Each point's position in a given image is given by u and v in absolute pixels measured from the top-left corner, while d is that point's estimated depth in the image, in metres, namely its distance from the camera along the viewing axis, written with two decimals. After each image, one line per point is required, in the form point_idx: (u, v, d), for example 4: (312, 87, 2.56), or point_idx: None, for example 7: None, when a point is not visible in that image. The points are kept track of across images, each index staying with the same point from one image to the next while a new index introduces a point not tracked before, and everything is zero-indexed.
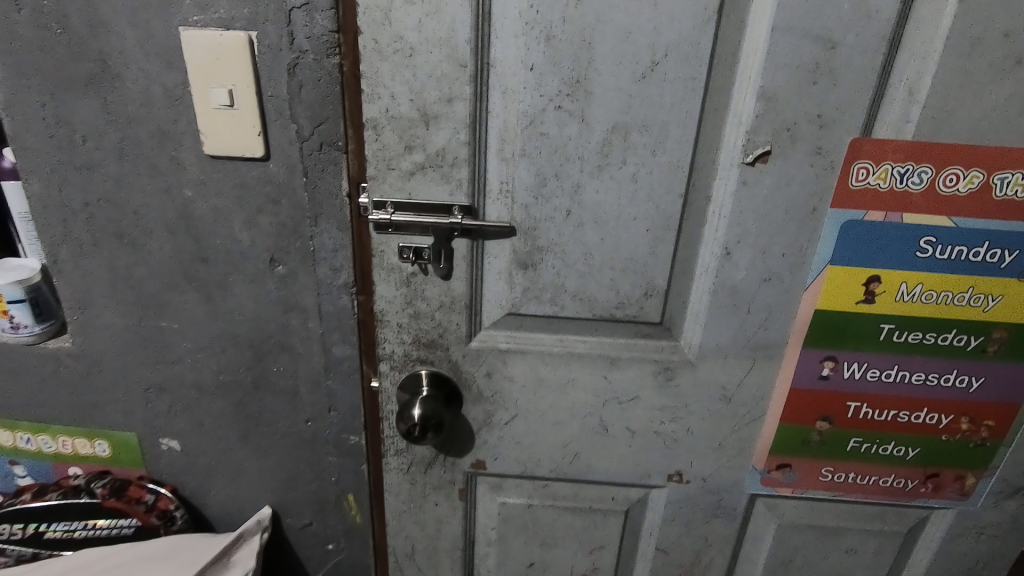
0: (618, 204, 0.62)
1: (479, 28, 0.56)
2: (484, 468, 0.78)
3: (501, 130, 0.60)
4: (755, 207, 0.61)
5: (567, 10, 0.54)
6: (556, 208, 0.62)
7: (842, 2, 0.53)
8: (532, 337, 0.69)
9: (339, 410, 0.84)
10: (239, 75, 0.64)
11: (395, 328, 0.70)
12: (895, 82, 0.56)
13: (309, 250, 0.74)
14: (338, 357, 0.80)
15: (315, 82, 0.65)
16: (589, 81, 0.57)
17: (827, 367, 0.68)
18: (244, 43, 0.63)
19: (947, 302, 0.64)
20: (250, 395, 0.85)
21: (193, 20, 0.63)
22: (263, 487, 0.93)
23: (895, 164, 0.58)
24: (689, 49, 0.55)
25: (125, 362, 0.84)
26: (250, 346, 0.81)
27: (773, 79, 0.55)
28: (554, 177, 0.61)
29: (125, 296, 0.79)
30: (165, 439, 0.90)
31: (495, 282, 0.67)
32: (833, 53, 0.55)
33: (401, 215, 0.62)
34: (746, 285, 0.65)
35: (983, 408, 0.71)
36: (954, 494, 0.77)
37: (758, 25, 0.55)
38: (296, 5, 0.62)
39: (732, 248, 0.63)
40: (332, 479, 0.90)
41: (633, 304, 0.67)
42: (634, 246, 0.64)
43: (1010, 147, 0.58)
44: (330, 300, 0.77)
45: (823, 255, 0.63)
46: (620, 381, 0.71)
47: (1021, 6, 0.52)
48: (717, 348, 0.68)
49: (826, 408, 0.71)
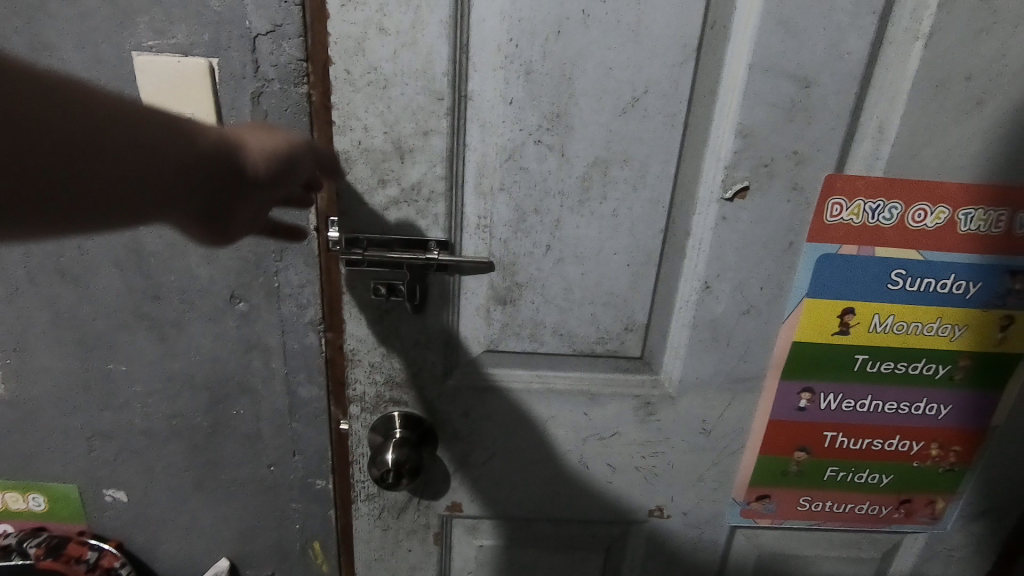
0: (599, 237, 0.61)
1: (456, 60, 0.54)
2: (460, 510, 0.74)
3: (479, 164, 0.58)
4: (734, 242, 0.61)
5: (547, 45, 0.53)
6: (535, 244, 0.61)
7: (816, 44, 0.54)
8: (510, 375, 0.67)
9: (305, 453, 0.79)
10: (199, 103, 0.61)
11: (367, 367, 0.66)
12: (865, 121, 0.58)
13: (273, 286, 0.70)
14: (303, 398, 0.76)
15: (281, 112, 0.62)
16: (569, 116, 0.56)
17: (804, 398, 0.68)
18: (204, 70, 0.59)
19: (917, 332, 0.65)
20: (206, 440, 0.79)
21: (147, 45, 0.59)
22: (220, 537, 0.86)
23: (867, 200, 0.60)
24: (669, 86, 0.55)
25: (65, 407, 0.77)
26: (207, 388, 0.76)
27: (750, 117, 0.56)
28: (534, 212, 0.59)
29: (66, 336, 0.73)
30: (109, 490, 0.82)
31: (472, 319, 0.64)
32: (808, 92, 0.55)
33: (374, 251, 0.59)
34: (725, 319, 0.64)
35: (952, 434, 0.72)
36: (928, 519, 0.77)
37: (735, 64, 0.55)
38: (261, 32, 0.59)
39: (712, 282, 0.62)
40: (296, 526, 0.85)
41: (614, 338, 0.66)
42: (615, 280, 0.63)
43: (973, 184, 0.59)
44: (295, 339, 0.72)
45: (799, 289, 0.63)
46: (601, 416, 0.69)
47: (980, 51, 0.54)
48: (697, 382, 0.67)
49: (803, 438, 0.71)
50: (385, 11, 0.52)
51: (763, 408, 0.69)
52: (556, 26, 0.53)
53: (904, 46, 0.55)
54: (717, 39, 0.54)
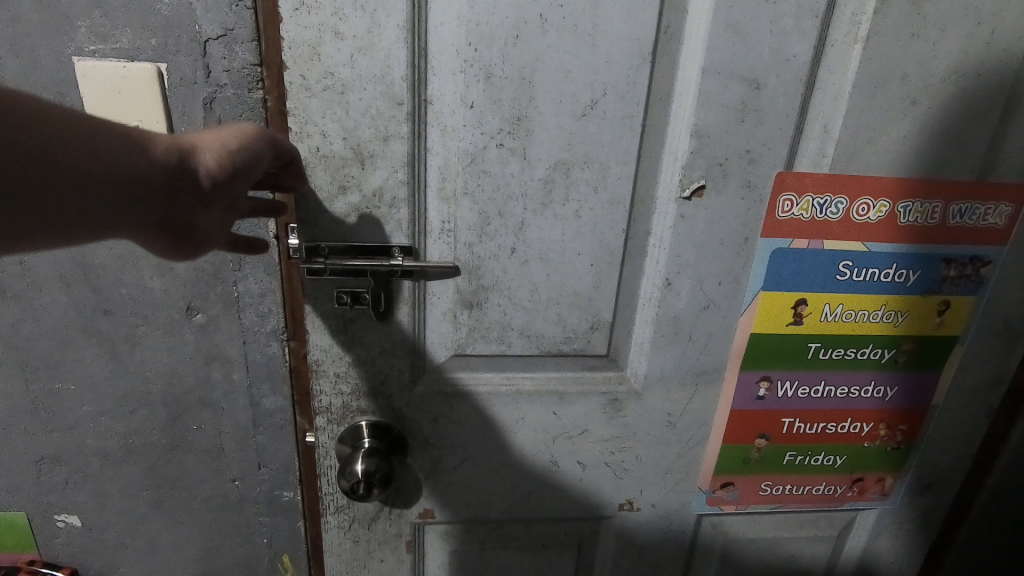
0: (562, 239, 0.61)
1: (415, 64, 0.54)
2: (431, 516, 0.74)
3: (441, 169, 0.58)
4: (694, 240, 0.63)
5: (507, 48, 0.54)
6: (499, 247, 0.61)
7: (765, 47, 0.56)
8: (478, 378, 0.67)
9: (271, 465, 0.77)
10: (147, 110, 0.59)
11: (332, 378, 0.65)
12: (812, 120, 0.60)
13: (232, 296, 0.68)
14: (267, 409, 0.74)
15: (235, 118, 0.60)
16: (530, 119, 0.56)
17: (763, 387, 0.71)
18: (152, 75, 0.57)
19: (864, 320, 0.69)
20: (165, 457, 0.76)
21: (89, 50, 0.57)
22: (183, 557, 0.83)
23: (815, 196, 0.62)
24: (627, 89, 0.56)
25: (8, 432, 0.73)
26: (165, 404, 0.73)
27: (705, 118, 0.58)
28: (498, 216, 0.60)
29: (8, 357, 0.69)
30: (61, 515, 0.79)
31: (439, 324, 0.64)
32: (759, 93, 0.58)
33: (335, 259, 0.58)
34: (686, 314, 0.66)
35: (898, 414, 0.76)
36: (879, 496, 0.81)
37: (690, 67, 0.57)
38: (212, 36, 0.57)
39: (673, 279, 0.64)
40: (263, 541, 0.83)
41: (580, 338, 0.67)
42: (579, 281, 0.64)
43: (911, 178, 0.63)
44: (257, 349, 0.71)
45: (755, 283, 0.66)
46: (570, 415, 0.70)
47: (912, 53, 0.57)
48: (661, 377, 0.69)
49: (763, 426, 0.74)
50: (340, 14, 0.51)
51: (725, 398, 0.71)
52: (514, 31, 0.53)
53: (845, 48, 0.58)
54: (671, 42, 0.56)
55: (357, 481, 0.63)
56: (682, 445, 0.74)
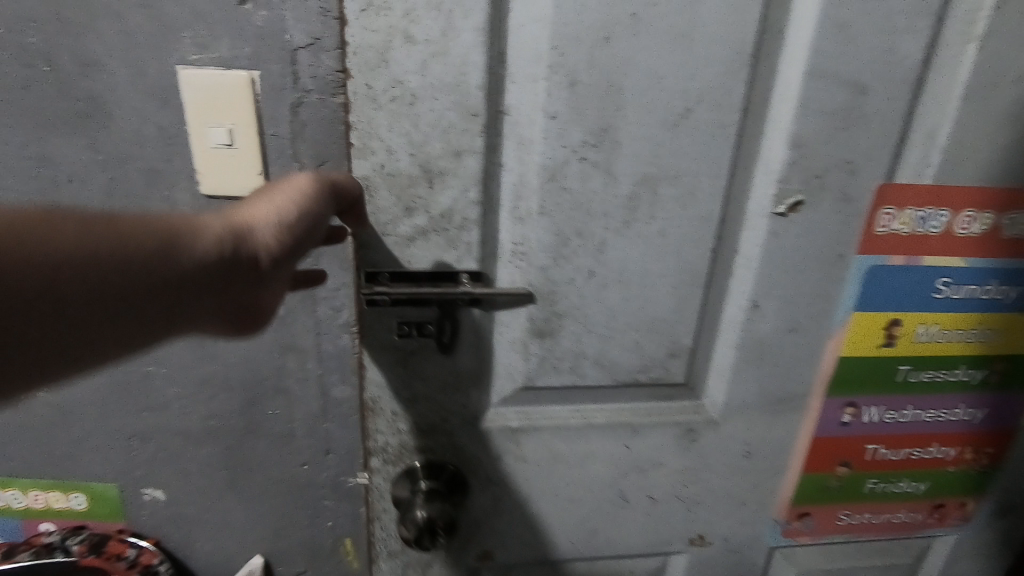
0: (642, 258, 0.61)
1: (492, 72, 0.54)
2: (491, 558, 0.75)
3: (513, 184, 0.58)
4: (777, 258, 0.62)
5: (594, 53, 0.53)
6: (576, 270, 0.61)
7: (864, 50, 0.55)
8: (549, 411, 0.67)
9: (338, 452, 0.81)
10: (240, 115, 0.63)
11: (390, 418, 0.66)
12: (915, 127, 0.59)
13: (308, 290, 0.71)
14: (336, 399, 0.78)
15: (319, 121, 0.64)
16: (616, 130, 0.56)
17: (848, 412, 0.70)
18: (246, 82, 0.62)
19: (958, 340, 0.67)
20: (242, 440, 0.81)
21: (192, 59, 0.61)
22: (253, 535, 0.88)
23: (916, 209, 0.61)
24: (721, 97, 0.55)
25: (106, 409, 0.79)
26: (244, 390, 0.78)
27: (803, 125, 0.57)
28: (577, 236, 0.59)
29: None
30: (148, 489, 0.85)
31: (507, 353, 0.64)
32: (863, 98, 0.56)
33: (399, 291, 0.59)
34: (769, 337, 0.66)
35: (986, 439, 0.73)
36: (959, 521, 0.78)
37: (790, 72, 0.56)
38: (301, 44, 0.61)
39: (759, 300, 0.64)
40: (327, 524, 0.87)
41: (657, 365, 0.66)
42: (659, 305, 0.63)
43: (1017, 190, 0.61)
44: (329, 341, 0.74)
45: (848, 303, 0.65)
46: (641, 445, 0.70)
47: (1004, 54, 0.56)
48: (741, 407, 0.69)
49: (845, 452, 0.72)
50: (411, 17, 0.51)
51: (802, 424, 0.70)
52: (604, 33, 0.52)
53: (959, 50, 0.56)
54: (770, 49, 0.55)
55: (420, 530, 0.64)
56: (752, 477, 0.73)
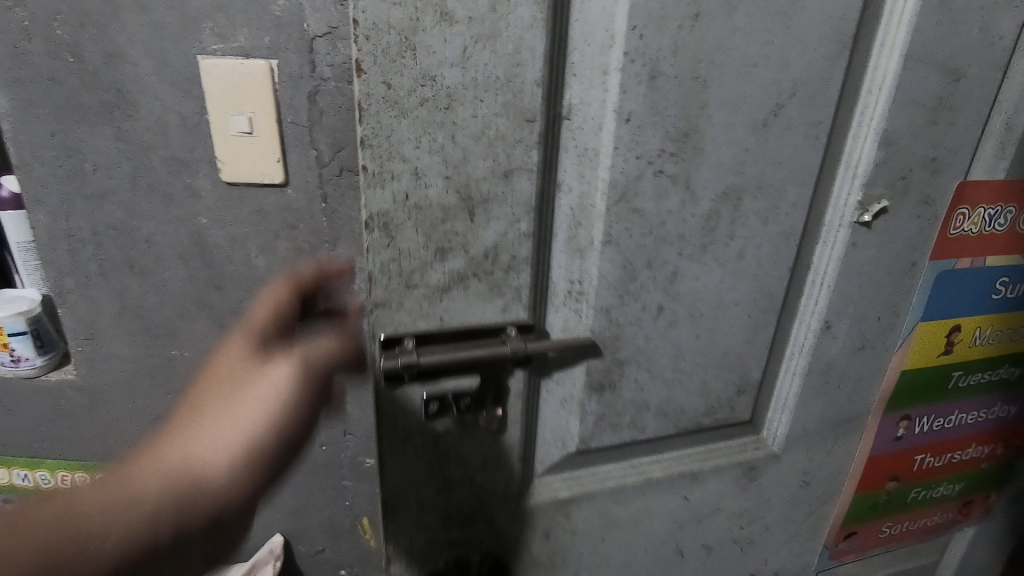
0: (718, 286, 0.50)
1: (553, 59, 0.38)
2: None
3: (576, 214, 0.43)
4: (858, 271, 0.54)
5: (680, 35, 0.39)
6: (644, 307, 0.47)
7: (972, 27, 0.47)
8: (598, 473, 0.53)
9: (356, 432, 0.84)
10: (259, 103, 0.64)
11: (415, 514, 0.49)
12: (996, 114, 0.53)
13: None
14: (354, 380, 0.80)
15: (336, 109, 0.66)
16: (699, 133, 0.43)
17: (902, 427, 0.65)
18: (265, 71, 0.63)
19: (1005, 341, 0.65)
20: None
21: (213, 49, 0.63)
22: (273, 515, 0.91)
23: (987, 207, 0.56)
24: (815, 88, 0.45)
25: (132, 392, 0.82)
26: None
27: (895, 120, 0.48)
28: (647, 266, 0.46)
29: (134, 325, 0.77)
30: None
31: (560, 416, 0.50)
32: (957, 85, 0.49)
33: (431, 359, 0.41)
34: (838, 359, 0.58)
35: (1012, 432, 0.73)
36: (980, 514, 0.79)
37: (887, 60, 0.47)
38: (318, 34, 0.63)
39: (832, 320, 0.55)
40: (345, 503, 0.89)
41: (724, 405, 0.56)
42: (728, 336, 0.52)
43: None
44: None
45: (915, 314, 0.59)
46: (701, 496, 0.59)
47: None
48: (803, 434, 0.61)
49: (896, 468, 0.68)
50: None
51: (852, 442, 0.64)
52: (693, 8, 0.39)
53: None
54: (869, 23, 0.46)
55: None
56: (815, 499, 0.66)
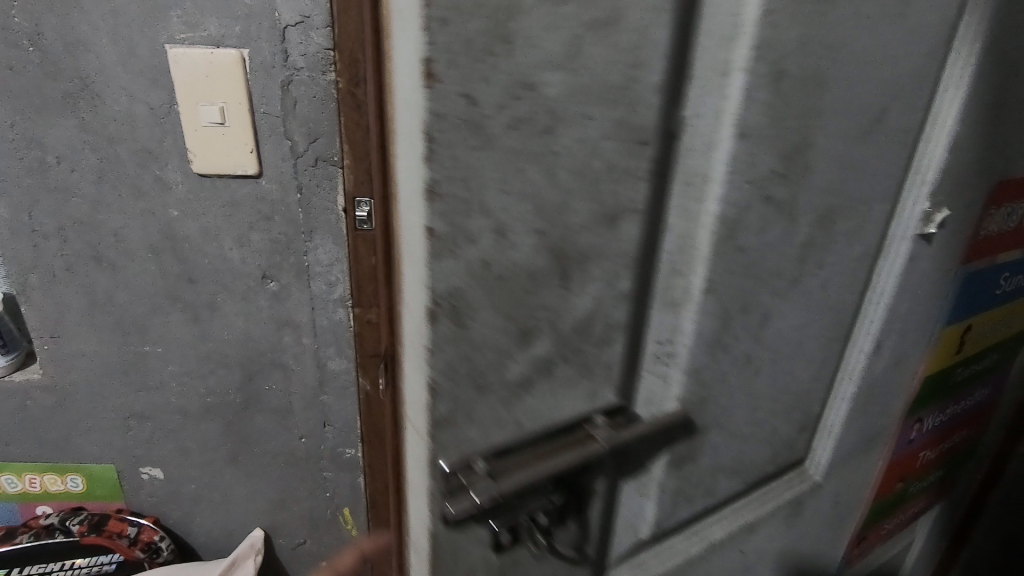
0: (803, 326, 0.40)
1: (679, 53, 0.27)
2: None
3: (671, 256, 0.32)
4: (915, 288, 0.46)
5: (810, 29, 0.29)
6: (735, 359, 0.37)
7: None
8: (662, 550, 0.42)
9: (335, 424, 0.84)
10: (231, 94, 0.64)
11: None
12: None
13: (303, 265, 0.74)
14: (333, 371, 0.80)
15: (310, 99, 0.65)
16: (813, 145, 0.33)
17: (916, 428, 0.59)
18: (237, 61, 0.63)
19: (997, 332, 0.62)
20: (240, 416, 0.83)
21: (181, 38, 0.62)
22: (253, 508, 0.91)
23: (1009, 204, 0.51)
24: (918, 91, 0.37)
25: (102, 390, 0.80)
26: (240, 366, 0.80)
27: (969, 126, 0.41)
28: (742, 311, 0.35)
29: (104, 321, 0.76)
30: (145, 468, 0.86)
31: (639, 504, 0.39)
32: None
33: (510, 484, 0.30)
34: (887, 377, 0.50)
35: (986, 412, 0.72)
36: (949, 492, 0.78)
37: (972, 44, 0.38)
38: (291, 22, 0.62)
39: (882, 341, 0.47)
40: (326, 494, 0.89)
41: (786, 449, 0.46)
42: (804, 376, 0.43)
43: None
44: (324, 315, 0.76)
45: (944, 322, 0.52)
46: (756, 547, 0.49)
47: None
48: (844, 460, 0.52)
49: (905, 469, 0.62)
50: None
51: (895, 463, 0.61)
52: None
53: None
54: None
55: None
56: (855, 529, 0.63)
